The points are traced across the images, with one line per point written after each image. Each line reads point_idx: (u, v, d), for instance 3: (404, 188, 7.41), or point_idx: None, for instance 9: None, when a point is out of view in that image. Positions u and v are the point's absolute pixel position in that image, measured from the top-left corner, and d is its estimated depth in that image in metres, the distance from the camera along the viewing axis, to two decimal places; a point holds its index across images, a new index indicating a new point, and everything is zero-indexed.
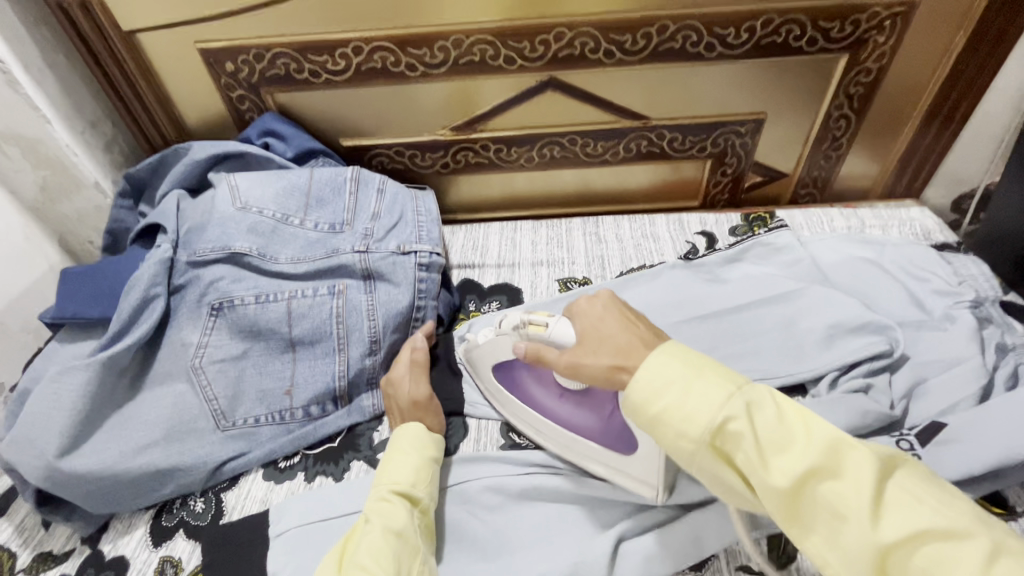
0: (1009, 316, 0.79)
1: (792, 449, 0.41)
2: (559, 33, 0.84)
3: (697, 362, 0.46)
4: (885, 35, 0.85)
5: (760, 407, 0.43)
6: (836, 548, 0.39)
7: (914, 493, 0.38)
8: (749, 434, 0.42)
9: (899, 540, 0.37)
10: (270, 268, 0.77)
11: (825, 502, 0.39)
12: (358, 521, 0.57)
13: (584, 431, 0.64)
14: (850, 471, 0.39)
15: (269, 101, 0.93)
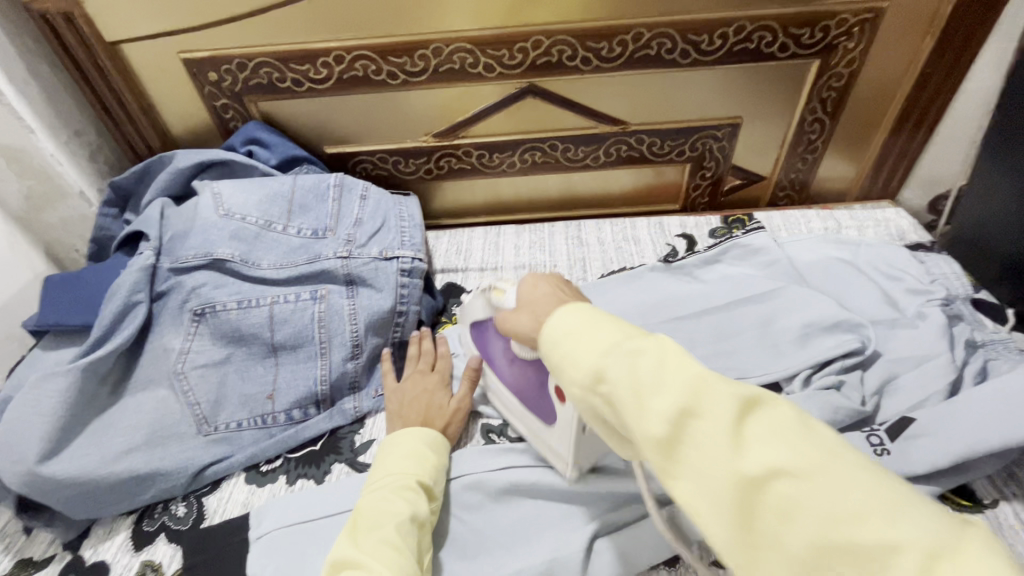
0: (980, 313, 0.81)
1: (648, 395, 0.37)
2: (536, 42, 0.86)
3: (583, 324, 0.44)
4: (854, 41, 0.87)
5: (616, 360, 0.40)
6: (704, 489, 0.34)
7: (766, 432, 0.33)
8: (620, 383, 0.39)
9: (751, 476, 0.32)
10: (252, 274, 0.77)
11: (688, 448, 0.35)
12: (387, 502, 0.56)
13: (520, 390, 0.67)
14: (698, 408, 0.35)
15: (253, 109, 0.94)
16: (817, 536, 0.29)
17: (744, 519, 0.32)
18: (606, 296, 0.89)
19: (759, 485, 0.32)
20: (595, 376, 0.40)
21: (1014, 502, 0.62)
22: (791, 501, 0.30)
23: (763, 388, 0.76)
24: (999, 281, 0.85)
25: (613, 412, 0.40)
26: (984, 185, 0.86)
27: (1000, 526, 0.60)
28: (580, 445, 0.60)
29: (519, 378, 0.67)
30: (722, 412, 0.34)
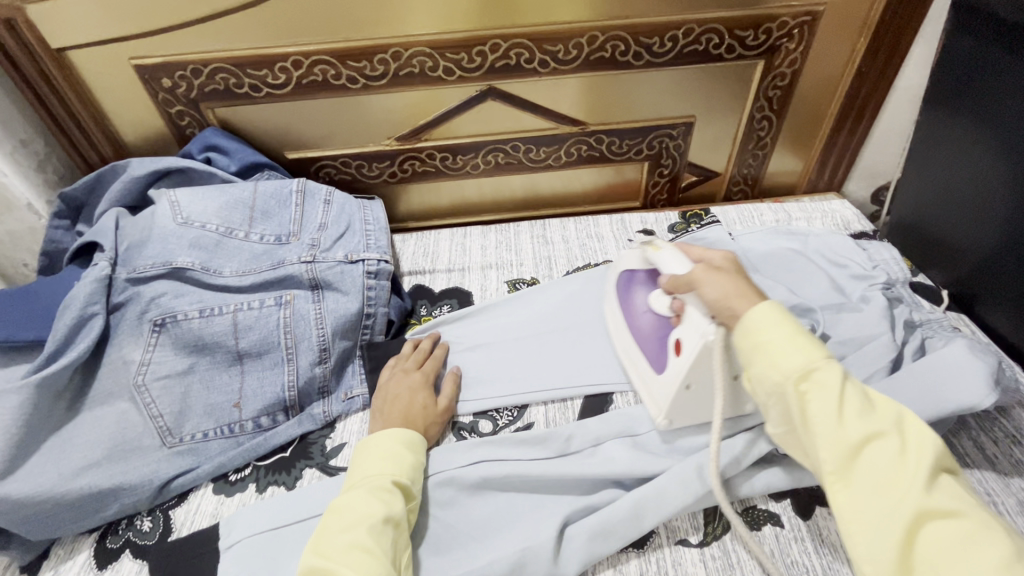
0: (917, 295, 0.87)
1: (873, 421, 0.47)
2: (494, 45, 0.87)
3: (780, 333, 0.52)
4: (794, 42, 0.92)
5: (854, 389, 0.49)
6: (872, 508, 0.45)
7: (968, 496, 0.45)
8: (823, 397, 0.48)
9: (942, 513, 0.43)
10: (214, 282, 0.77)
11: (868, 466, 0.46)
12: (362, 503, 0.57)
13: (641, 339, 0.74)
14: (915, 454, 0.46)
15: (209, 115, 0.93)
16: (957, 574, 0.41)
17: (906, 542, 0.43)
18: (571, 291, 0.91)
19: (891, 513, 0.44)
20: (798, 379, 0.50)
21: None
22: (975, 545, 0.41)
23: None
24: (961, 270, 0.85)
25: (802, 409, 0.49)
26: (941, 176, 0.86)
27: None
28: (678, 400, 0.66)
29: (647, 331, 0.73)
30: (931, 456, 0.46)
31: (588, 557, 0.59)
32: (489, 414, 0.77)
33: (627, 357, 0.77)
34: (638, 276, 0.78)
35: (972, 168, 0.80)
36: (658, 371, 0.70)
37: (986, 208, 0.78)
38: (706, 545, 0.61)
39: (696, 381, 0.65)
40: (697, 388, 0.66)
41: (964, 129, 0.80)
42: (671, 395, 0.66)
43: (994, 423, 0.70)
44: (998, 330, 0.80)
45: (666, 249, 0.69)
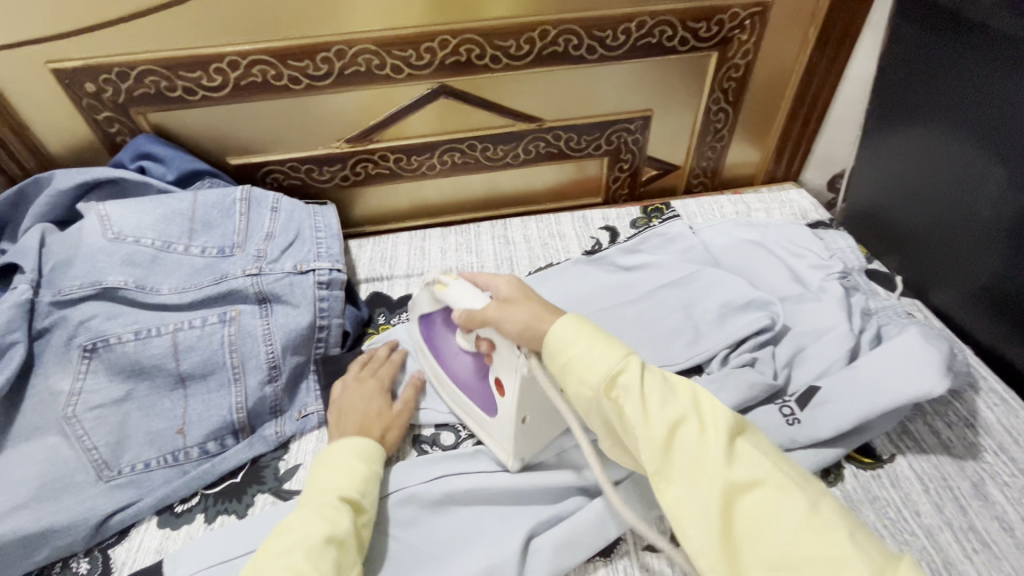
0: (873, 282, 0.88)
1: (674, 411, 0.48)
2: (443, 41, 0.84)
3: (587, 340, 0.53)
4: (747, 34, 0.92)
5: (655, 383, 0.50)
6: (695, 496, 0.45)
7: (768, 456, 0.46)
8: (632, 399, 0.49)
9: (742, 484, 0.44)
10: (151, 300, 0.72)
11: (681, 456, 0.46)
12: (302, 522, 0.53)
13: (462, 385, 0.70)
14: (711, 430, 0.47)
15: (142, 121, 0.87)
16: (776, 541, 0.42)
17: (725, 522, 0.44)
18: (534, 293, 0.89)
19: (707, 493, 0.44)
20: (604, 386, 0.50)
21: (909, 455, 0.67)
22: (779, 509, 0.43)
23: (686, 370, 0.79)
24: (934, 268, 0.82)
25: (618, 414, 0.50)
26: (890, 165, 0.87)
27: (896, 477, 0.65)
28: (517, 436, 0.63)
29: (463, 374, 0.69)
30: (724, 429, 0.47)
31: (554, 570, 0.58)
32: (451, 425, 0.74)
33: (455, 402, 0.73)
34: (434, 318, 0.73)
35: (933, 162, 0.78)
36: (490, 413, 0.66)
37: (954, 202, 0.76)
38: (674, 549, 0.61)
39: (531, 414, 0.62)
40: (533, 421, 0.62)
41: (921, 126, 0.79)
42: (510, 432, 0.63)
43: (948, 407, 0.71)
44: (950, 315, 0.82)
45: (448, 283, 0.64)
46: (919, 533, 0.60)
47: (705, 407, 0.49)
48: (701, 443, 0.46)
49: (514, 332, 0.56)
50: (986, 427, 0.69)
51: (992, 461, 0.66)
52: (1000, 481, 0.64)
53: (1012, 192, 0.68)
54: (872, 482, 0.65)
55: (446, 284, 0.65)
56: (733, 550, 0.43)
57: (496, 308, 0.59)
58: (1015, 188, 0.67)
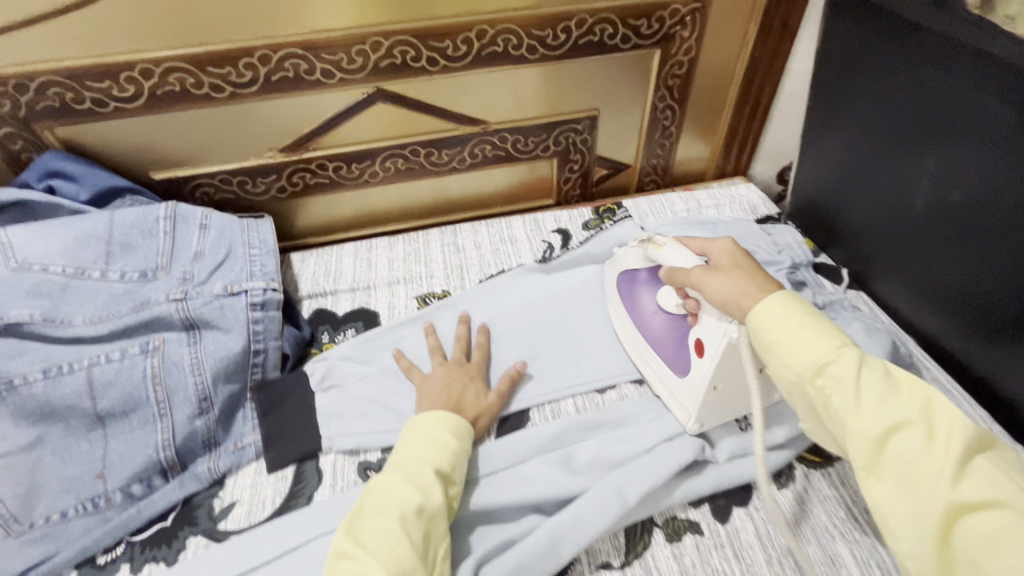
0: (819, 276, 0.89)
1: (899, 408, 0.44)
2: (375, 43, 0.80)
3: (787, 328, 0.49)
4: (688, 30, 0.91)
5: (874, 376, 0.46)
6: (910, 504, 0.42)
7: (1013, 475, 0.40)
8: (841, 392, 0.45)
9: (973, 504, 0.39)
10: (62, 335, 0.66)
11: (895, 459, 0.43)
12: (395, 488, 0.56)
13: (656, 342, 0.73)
14: (944, 437, 0.42)
15: (47, 136, 0.79)
16: (1022, 571, 0.36)
17: (943, 538, 0.40)
18: (485, 303, 0.87)
19: (921, 503, 0.41)
20: (810, 374, 0.47)
21: None
22: (1016, 537, 0.37)
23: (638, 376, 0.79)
24: (885, 262, 0.82)
25: (824, 403, 0.47)
26: (832, 159, 0.87)
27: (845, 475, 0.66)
28: (704, 402, 0.65)
29: (659, 334, 0.72)
30: (961, 440, 0.41)
31: None
32: None
33: (645, 362, 0.76)
34: (639, 276, 0.77)
35: (874, 159, 0.78)
36: (681, 373, 0.68)
37: (896, 197, 0.76)
38: (628, 566, 0.60)
39: (722, 381, 0.64)
40: (723, 390, 0.65)
41: (857, 121, 0.79)
42: (698, 397, 0.65)
43: None
44: (893, 306, 0.83)
45: (668, 243, 0.68)
46: (867, 531, 0.61)
47: (944, 415, 0.43)
48: (920, 452, 0.42)
49: (718, 300, 0.57)
50: None
51: None
52: None
53: (946, 187, 0.68)
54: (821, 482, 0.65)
55: (665, 245, 0.69)
56: (953, 570, 0.40)
57: (702, 271, 0.60)
58: (947, 183, 0.67)
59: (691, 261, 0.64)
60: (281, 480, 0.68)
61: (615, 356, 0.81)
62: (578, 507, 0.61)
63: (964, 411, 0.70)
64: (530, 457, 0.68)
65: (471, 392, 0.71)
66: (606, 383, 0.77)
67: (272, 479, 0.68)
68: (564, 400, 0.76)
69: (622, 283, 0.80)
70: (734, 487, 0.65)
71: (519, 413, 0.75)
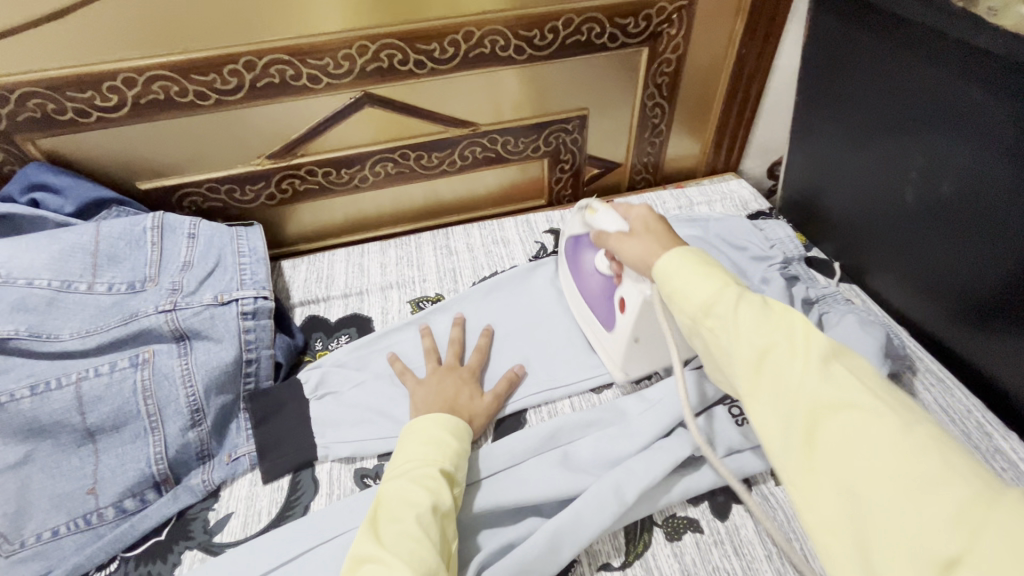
0: (812, 270, 0.89)
1: (770, 333, 0.44)
2: (361, 47, 0.79)
3: (682, 277, 0.51)
4: (675, 28, 0.91)
5: (751, 306, 0.46)
6: (780, 413, 0.41)
7: (863, 380, 0.41)
8: (724, 325, 0.46)
9: (831, 407, 0.40)
10: (50, 349, 0.65)
11: (770, 379, 0.43)
12: (410, 491, 0.55)
13: (591, 298, 0.78)
14: (806, 351, 0.42)
15: (31, 148, 0.78)
16: (870, 461, 0.37)
17: (809, 443, 0.40)
18: (479, 305, 0.86)
19: (789, 416, 0.41)
20: (699, 313, 0.48)
21: None
22: (871, 434, 0.38)
23: (635, 375, 0.78)
24: (876, 255, 0.83)
25: (714, 342, 0.47)
26: (821, 153, 0.88)
27: None
28: (628, 352, 0.72)
29: (593, 292, 0.77)
30: (823, 352, 0.42)
31: None
32: None
33: (583, 317, 0.82)
34: (583, 241, 0.81)
35: (863, 154, 0.79)
36: (608, 327, 0.75)
37: (885, 191, 0.77)
38: (629, 566, 0.60)
39: (642, 334, 0.70)
40: (646, 341, 0.71)
41: (846, 114, 0.80)
42: (620, 346, 0.72)
43: None
44: (886, 298, 0.83)
45: (603, 207, 0.71)
46: None
47: (812, 333, 0.44)
48: (791, 366, 0.42)
49: (634, 260, 0.62)
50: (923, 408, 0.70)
51: None
52: None
53: (935, 180, 0.68)
54: None
55: (598, 210, 0.72)
56: (813, 475, 0.39)
57: (621, 236, 0.64)
58: (936, 177, 0.68)
59: (617, 227, 0.66)
60: (276, 490, 0.67)
61: None
62: (578, 508, 0.60)
63: (959, 400, 0.70)
64: (528, 459, 0.68)
65: (466, 395, 0.71)
66: (603, 383, 0.77)
67: (268, 489, 0.67)
68: (561, 400, 0.76)
69: (567, 245, 0.84)
70: (733, 483, 0.65)
71: (517, 415, 0.75)
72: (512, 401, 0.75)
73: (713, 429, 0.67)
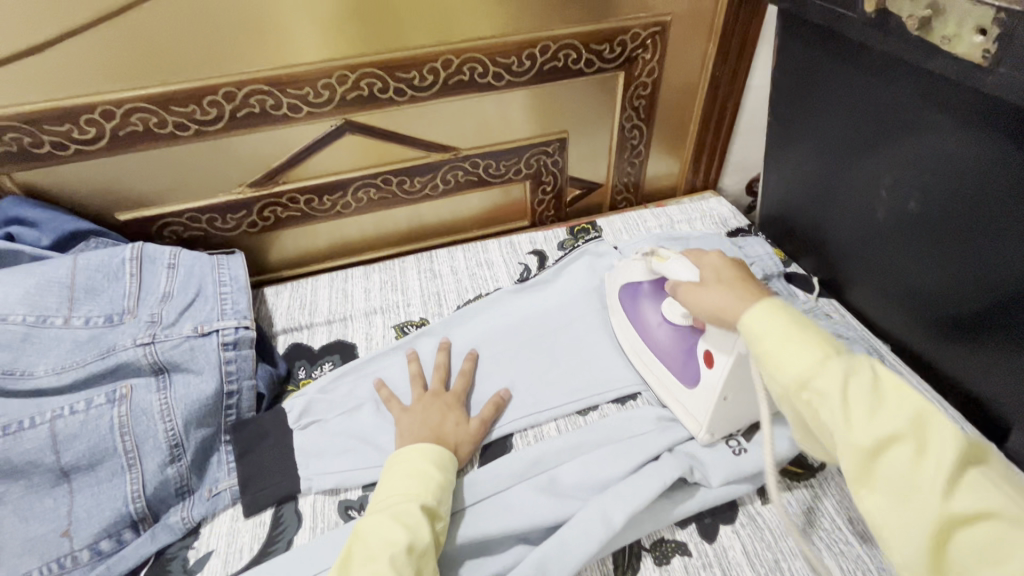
0: (791, 285, 0.90)
1: (889, 422, 0.42)
2: (341, 77, 0.80)
3: (777, 343, 0.49)
4: (650, 53, 0.93)
5: (864, 387, 0.44)
6: (903, 515, 0.41)
7: (1004, 489, 0.39)
8: (828, 402, 0.45)
9: (967, 519, 0.39)
10: (25, 387, 0.64)
11: (884, 471, 0.42)
12: (384, 528, 0.55)
13: (662, 353, 0.74)
14: (935, 453, 0.41)
15: (7, 182, 0.78)
16: None
17: (938, 549, 0.40)
18: (464, 329, 0.86)
19: (913, 513, 0.40)
20: (797, 387, 0.47)
21: None
22: (1013, 546, 0.37)
23: (620, 397, 0.79)
24: (854, 271, 0.84)
25: (817, 419, 0.46)
26: (795, 170, 0.90)
27: (829, 486, 0.66)
28: (716, 413, 0.66)
29: (665, 343, 0.73)
30: (954, 454, 0.40)
31: None
32: None
33: (652, 372, 0.77)
34: (644, 288, 0.78)
35: (835, 173, 0.81)
36: (691, 385, 0.69)
37: (858, 208, 0.78)
38: None
39: (733, 391, 0.64)
40: (734, 400, 0.65)
41: (818, 134, 0.82)
42: (709, 407, 0.66)
43: None
44: (865, 313, 0.85)
45: (676, 256, 0.68)
46: (852, 541, 0.61)
47: (940, 426, 0.42)
48: (920, 469, 0.41)
49: (711, 313, 0.58)
50: None
51: None
52: None
53: (903, 197, 0.70)
54: (807, 494, 0.65)
55: (670, 258, 0.69)
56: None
57: (695, 287, 0.61)
58: (905, 194, 0.69)
59: (690, 275, 0.65)
60: (258, 525, 0.66)
61: (596, 376, 0.80)
62: (564, 534, 0.60)
63: None
64: (514, 485, 0.67)
65: (451, 421, 0.71)
66: (588, 404, 0.77)
67: (249, 525, 0.66)
68: (547, 423, 0.76)
69: (626, 293, 0.81)
70: (719, 504, 0.65)
71: (503, 439, 0.74)
72: (498, 425, 0.74)
73: (704, 457, 0.68)
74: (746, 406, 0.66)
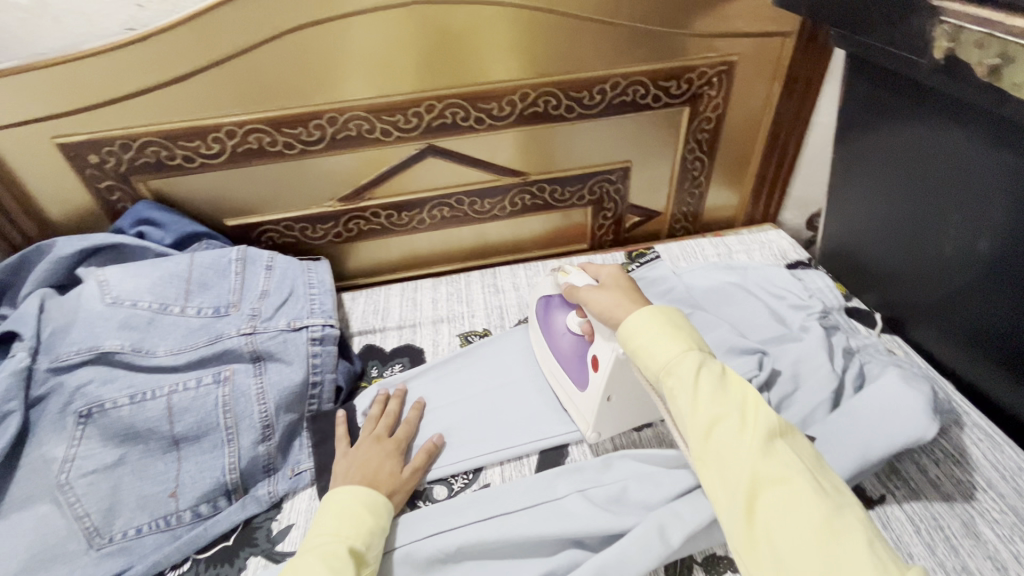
0: (853, 320, 0.91)
1: (776, 466, 0.48)
2: (429, 106, 0.89)
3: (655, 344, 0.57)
4: (715, 90, 0.97)
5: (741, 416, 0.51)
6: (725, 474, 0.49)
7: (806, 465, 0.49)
8: (682, 386, 0.53)
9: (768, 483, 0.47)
10: (147, 363, 0.73)
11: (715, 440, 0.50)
12: (310, 568, 0.56)
13: (563, 358, 0.78)
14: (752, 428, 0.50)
15: (142, 189, 0.90)
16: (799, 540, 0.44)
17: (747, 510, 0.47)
18: (525, 341, 0.91)
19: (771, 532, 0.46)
20: (662, 372, 0.55)
21: (899, 496, 0.68)
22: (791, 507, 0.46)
23: None
24: (920, 308, 0.83)
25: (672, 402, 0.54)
26: (859, 205, 0.91)
27: (887, 519, 0.66)
28: (601, 412, 0.72)
29: (566, 353, 0.78)
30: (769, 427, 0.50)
31: None
32: (442, 480, 0.75)
33: (557, 385, 0.82)
34: (555, 300, 0.82)
35: (903, 211, 0.81)
36: (582, 387, 0.75)
37: (926, 246, 0.79)
38: None
39: (616, 393, 0.70)
40: (617, 401, 0.71)
41: (882, 171, 0.83)
42: (595, 409, 0.72)
43: (935, 445, 0.72)
44: (931, 351, 0.84)
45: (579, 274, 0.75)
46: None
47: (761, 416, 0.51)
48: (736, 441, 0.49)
49: (601, 312, 0.66)
50: (974, 464, 0.70)
51: (981, 499, 0.66)
52: (990, 519, 0.64)
53: (975, 236, 0.70)
54: None
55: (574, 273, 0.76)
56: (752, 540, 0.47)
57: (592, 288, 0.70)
58: (974, 232, 0.70)
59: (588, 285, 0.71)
60: None
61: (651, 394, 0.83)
62: (623, 547, 0.62)
63: (1010, 457, 0.70)
64: (570, 491, 0.71)
65: (387, 470, 0.70)
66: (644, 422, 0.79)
67: None
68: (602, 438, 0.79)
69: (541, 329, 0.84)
70: None
71: (557, 447, 0.79)
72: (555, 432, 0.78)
73: None
74: (630, 404, 0.72)
